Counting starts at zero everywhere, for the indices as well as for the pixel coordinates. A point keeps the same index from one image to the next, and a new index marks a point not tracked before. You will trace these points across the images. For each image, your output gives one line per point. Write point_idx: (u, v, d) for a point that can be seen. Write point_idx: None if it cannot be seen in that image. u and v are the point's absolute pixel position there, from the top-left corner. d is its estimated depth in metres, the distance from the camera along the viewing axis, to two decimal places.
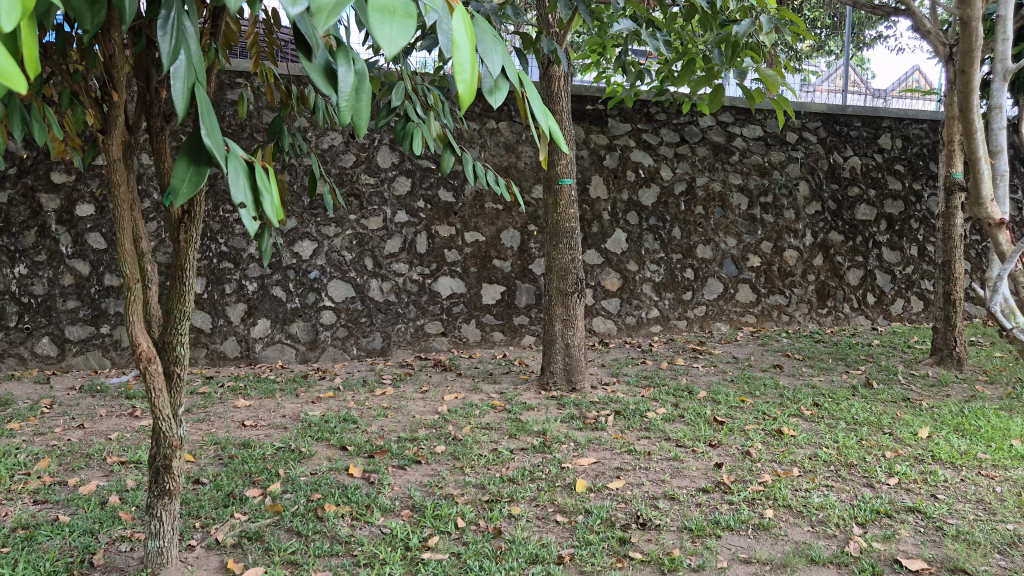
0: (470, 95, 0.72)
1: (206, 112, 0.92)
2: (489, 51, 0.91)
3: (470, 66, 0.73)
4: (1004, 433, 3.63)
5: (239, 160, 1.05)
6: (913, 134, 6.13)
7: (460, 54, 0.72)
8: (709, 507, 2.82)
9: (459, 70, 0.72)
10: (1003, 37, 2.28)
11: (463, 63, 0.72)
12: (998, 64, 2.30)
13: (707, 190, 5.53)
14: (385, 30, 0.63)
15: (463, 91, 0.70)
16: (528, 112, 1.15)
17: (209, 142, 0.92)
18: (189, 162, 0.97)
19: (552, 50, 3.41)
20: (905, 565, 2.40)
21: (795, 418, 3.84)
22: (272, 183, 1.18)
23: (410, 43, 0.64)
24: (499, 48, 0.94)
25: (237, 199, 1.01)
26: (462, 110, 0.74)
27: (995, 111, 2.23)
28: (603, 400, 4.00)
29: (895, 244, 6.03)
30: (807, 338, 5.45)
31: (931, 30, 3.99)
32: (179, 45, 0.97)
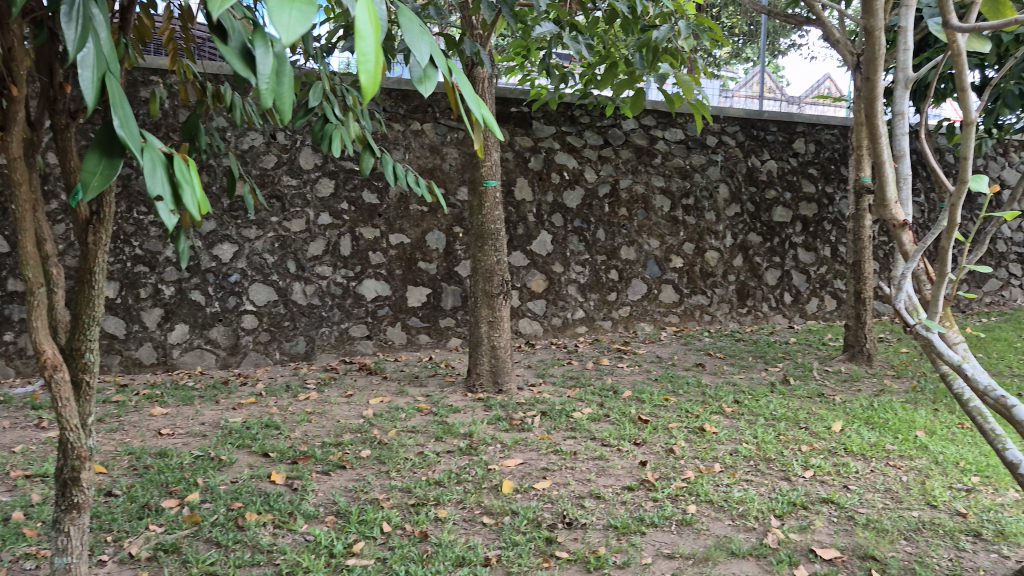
0: (374, 87, 0.72)
1: (118, 102, 0.89)
2: (415, 41, 0.90)
3: (374, 56, 0.73)
4: (910, 425, 3.81)
5: (156, 152, 1.02)
6: (826, 139, 6.34)
7: (363, 44, 0.71)
8: (634, 505, 2.87)
9: (362, 61, 0.71)
10: (904, 47, 2.38)
11: (366, 54, 0.71)
12: (900, 72, 2.40)
13: (631, 192, 5.61)
14: (283, 17, 0.63)
15: (365, 81, 0.70)
16: (459, 103, 1.15)
17: (123, 134, 0.89)
18: (102, 154, 0.93)
19: (476, 51, 3.39)
20: (819, 555, 2.49)
21: (716, 416, 3.94)
22: (191, 175, 1.15)
23: (309, 31, 0.64)
24: (427, 38, 0.93)
25: (156, 192, 0.98)
26: (369, 98, 0.74)
27: (898, 117, 2.35)
28: (529, 401, 4.02)
29: (810, 245, 6.24)
30: (727, 337, 5.60)
31: (840, 39, 4.15)
32: (86, 33, 0.93)
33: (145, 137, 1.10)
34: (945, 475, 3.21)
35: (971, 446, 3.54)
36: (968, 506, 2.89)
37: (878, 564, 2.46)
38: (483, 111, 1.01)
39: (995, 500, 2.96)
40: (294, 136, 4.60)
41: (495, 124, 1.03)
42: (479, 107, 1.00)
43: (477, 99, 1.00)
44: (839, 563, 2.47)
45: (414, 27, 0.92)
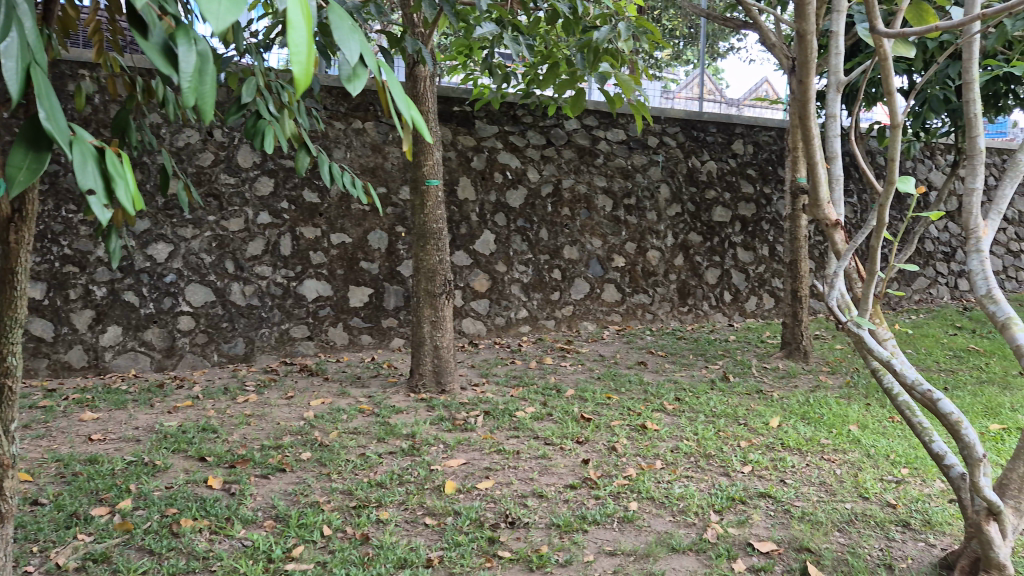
0: (307, 79, 0.70)
1: (44, 93, 0.85)
2: (346, 38, 0.88)
3: (305, 48, 0.71)
4: (844, 420, 3.91)
5: (86, 145, 0.98)
6: (763, 140, 6.47)
7: (295, 34, 0.69)
8: (576, 503, 2.88)
9: (294, 52, 0.69)
10: (836, 51, 2.44)
11: (299, 46, 0.69)
12: (832, 75, 2.47)
13: (573, 192, 5.65)
14: (211, 6, 0.61)
15: (297, 73, 0.68)
16: (388, 105, 1.13)
17: (50, 126, 0.85)
18: (28, 148, 0.89)
19: (417, 50, 3.36)
20: (757, 548, 2.54)
21: (658, 413, 3.98)
22: (124, 170, 1.10)
23: (237, 20, 0.62)
24: (356, 36, 0.91)
25: (86, 186, 0.93)
26: (301, 93, 0.72)
27: (830, 120, 2.42)
28: (472, 401, 4.00)
29: (748, 245, 6.36)
30: (669, 335, 5.67)
31: (776, 43, 4.24)
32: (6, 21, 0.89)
33: (73, 131, 1.05)
34: (876, 467, 3.30)
35: (901, 439, 3.65)
36: (898, 497, 2.98)
37: (814, 556, 2.52)
38: (412, 112, 1.00)
39: (923, 491, 3.06)
40: (232, 133, 4.51)
41: (424, 127, 1.02)
42: (408, 108, 0.99)
43: (406, 100, 0.98)
44: (775, 556, 2.52)
45: (345, 23, 0.90)
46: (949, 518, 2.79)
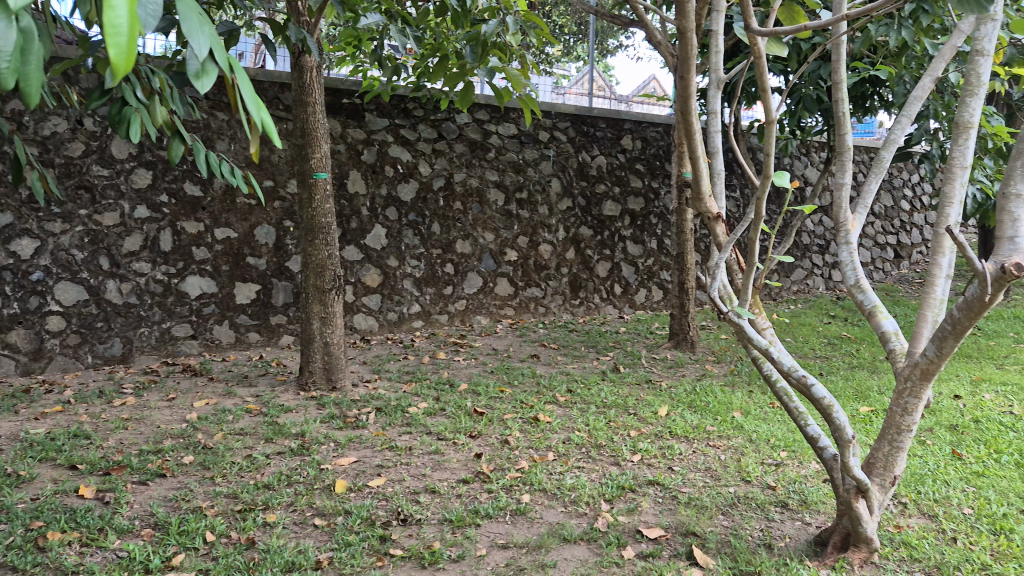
0: (128, 63, 0.65)
1: None
2: (195, 32, 0.83)
3: (128, 26, 0.65)
4: (728, 407, 4.05)
5: None
6: (651, 136, 6.62)
7: (114, 13, 0.63)
8: (469, 498, 2.86)
9: (114, 34, 0.63)
10: (716, 49, 2.51)
11: (119, 27, 0.64)
12: (713, 74, 2.55)
13: (465, 185, 5.62)
14: None
15: (115, 56, 0.62)
16: (237, 103, 1.08)
17: None
18: None
19: (302, 39, 3.25)
20: (645, 535, 2.60)
21: (550, 405, 4.01)
22: None
23: None
24: (206, 29, 0.86)
25: None
26: (121, 79, 0.66)
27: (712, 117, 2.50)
28: (364, 398, 3.92)
29: (637, 238, 6.50)
30: (561, 328, 5.73)
31: (660, 42, 4.30)
32: None
33: None
34: (757, 452, 3.43)
35: (780, 424, 3.81)
36: (777, 480, 3.10)
37: (699, 539, 2.59)
38: (261, 114, 0.95)
39: (800, 472, 3.20)
40: (104, 123, 4.26)
41: (275, 131, 0.97)
42: (258, 110, 0.94)
43: (256, 100, 0.93)
44: (662, 541, 2.58)
45: (194, 16, 0.84)
46: (823, 497, 2.93)
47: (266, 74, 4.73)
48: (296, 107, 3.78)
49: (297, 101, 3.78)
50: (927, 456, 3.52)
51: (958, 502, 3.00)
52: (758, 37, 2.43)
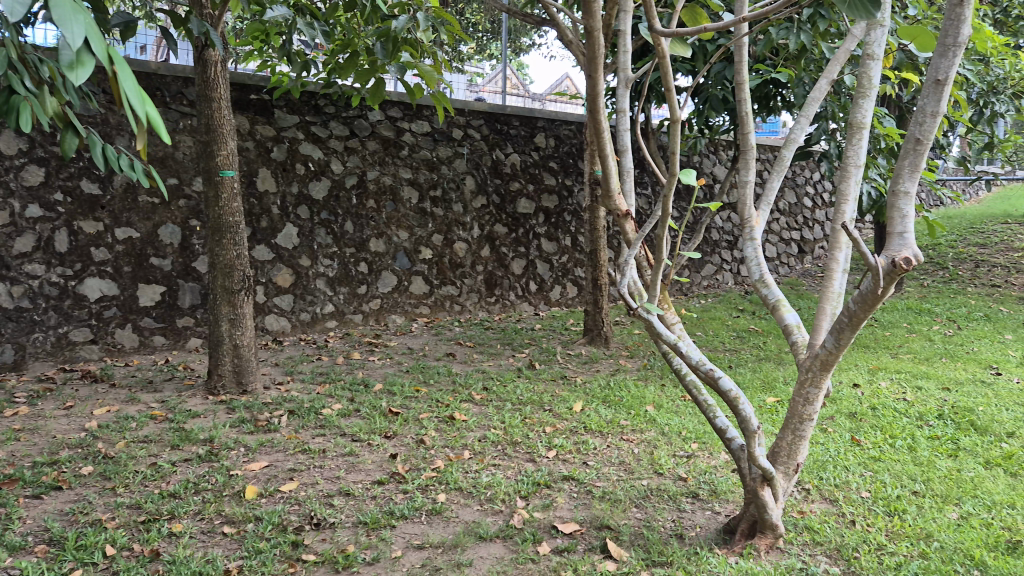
0: None
1: None
2: (68, 19, 0.78)
3: None
4: (641, 401, 4.12)
5: None
6: (564, 134, 6.68)
7: None
8: (384, 499, 2.83)
9: None
10: (624, 49, 2.55)
11: None
12: (622, 72, 2.59)
13: (378, 183, 5.55)
14: None
15: None
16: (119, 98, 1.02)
17: None
18: None
19: (205, 32, 3.13)
20: (561, 530, 2.62)
21: (466, 404, 4.00)
22: None
23: None
24: (81, 17, 0.81)
25: None
26: None
27: (621, 114, 2.55)
28: (276, 400, 3.82)
29: (551, 235, 6.56)
30: (477, 325, 5.72)
31: (573, 41, 4.29)
32: None
33: None
34: (669, 444, 3.51)
35: (690, 417, 3.90)
36: (688, 471, 3.18)
37: (613, 532, 2.63)
38: (147, 108, 0.90)
39: (710, 463, 3.29)
40: None
41: (161, 125, 0.92)
42: (143, 103, 0.89)
43: (140, 93, 0.89)
44: (577, 536, 2.60)
45: (66, 4, 0.80)
46: (732, 486, 3.02)
47: (170, 68, 4.56)
48: (201, 102, 3.65)
49: (201, 96, 3.65)
50: (828, 443, 3.66)
51: (857, 486, 3.13)
52: (662, 37, 2.48)
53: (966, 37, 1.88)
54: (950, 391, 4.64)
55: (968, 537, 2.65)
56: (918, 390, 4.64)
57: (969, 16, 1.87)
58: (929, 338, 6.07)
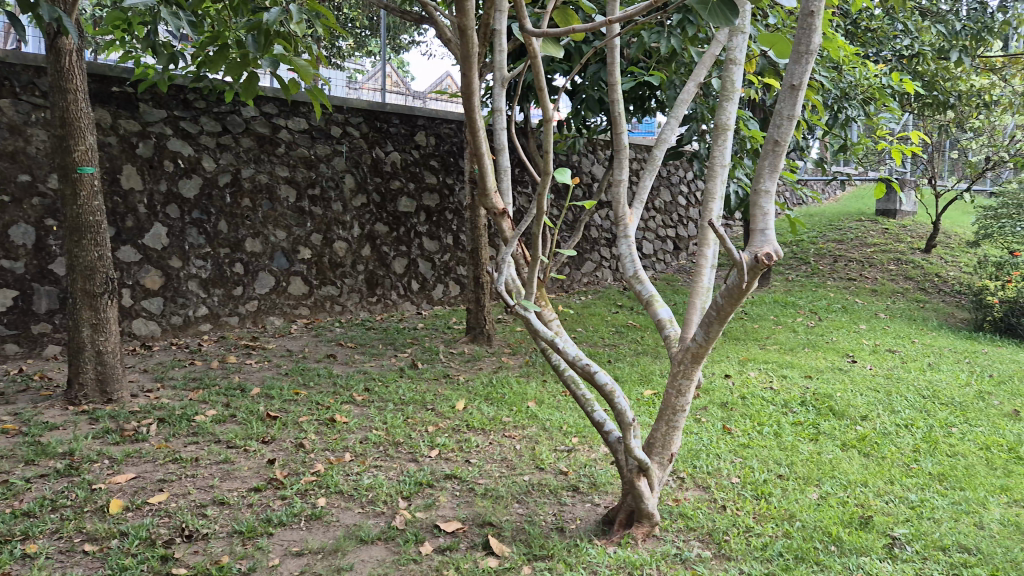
0: None
1: None
2: None
3: None
4: (523, 397, 4.17)
5: None
6: (444, 133, 6.67)
7: None
8: (261, 506, 2.74)
9: None
10: (499, 49, 2.56)
11: None
12: (498, 71, 2.60)
13: (253, 182, 5.38)
14: None
15: None
16: None
17: None
18: None
19: (57, 18, 2.93)
20: (443, 528, 2.61)
21: (347, 405, 3.93)
22: None
23: None
24: None
25: None
26: None
27: (497, 112, 2.56)
28: (144, 408, 3.64)
29: (433, 234, 6.53)
30: (359, 326, 5.62)
31: (451, 39, 4.29)
32: None
33: None
34: (550, 439, 3.57)
35: (571, 412, 3.98)
36: (568, 465, 3.24)
37: (495, 529, 2.65)
38: None
39: (590, 457, 3.37)
40: None
41: None
42: None
43: None
44: (460, 534, 2.61)
45: None
46: (610, 478, 3.10)
47: (19, 57, 4.25)
48: (54, 93, 3.42)
49: (55, 87, 3.42)
50: (701, 432, 3.81)
51: (727, 472, 3.28)
52: (533, 37, 2.51)
53: (817, 45, 1.99)
54: (812, 378, 4.93)
55: (827, 515, 2.82)
56: (783, 379, 4.90)
57: (819, 26, 1.98)
58: (793, 329, 6.42)
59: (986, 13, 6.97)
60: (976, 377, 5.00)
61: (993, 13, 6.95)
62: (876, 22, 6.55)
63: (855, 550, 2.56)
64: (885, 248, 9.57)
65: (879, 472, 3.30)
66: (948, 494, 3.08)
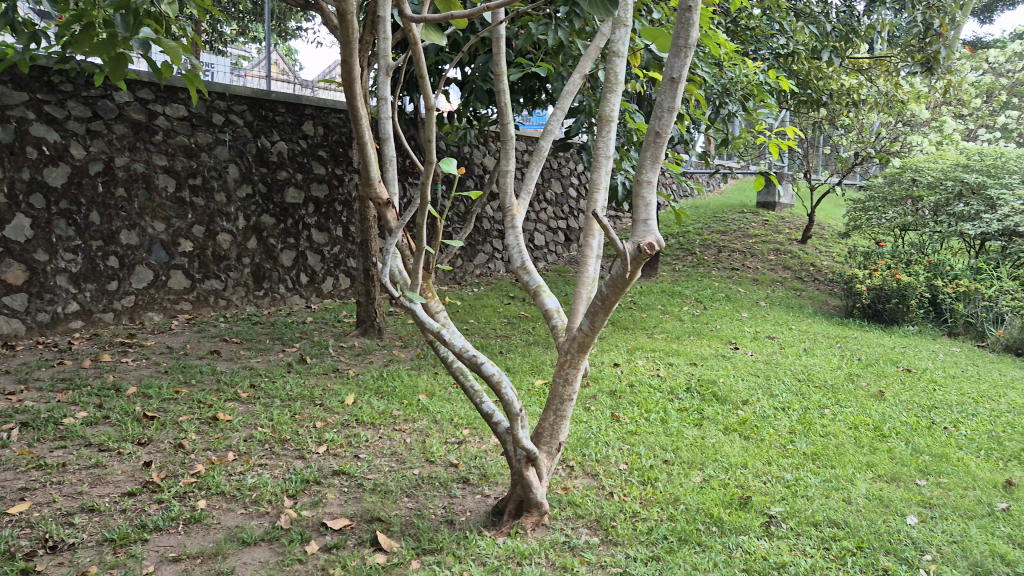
0: None
1: None
2: None
3: None
4: (414, 390, 4.12)
5: None
6: (333, 122, 6.51)
7: None
8: (135, 511, 2.60)
9: None
10: (382, 37, 2.49)
11: None
12: (382, 59, 2.53)
13: (128, 170, 5.10)
14: None
15: None
16: None
17: None
18: None
19: None
20: (330, 526, 2.54)
21: (231, 403, 3.77)
22: None
23: None
24: None
25: None
26: None
27: (382, 101, 2.50)
28: (6, 412, 3.39)
29: (322, 226, 6.36)
30: (245, 321, 5.41)
31: (335, 25, 4.15)
32: None
33: None
34: (441, 432, 3.53)
35: (462, 404, 3.96)
36: (459, 457, 3.22)
37: (384, 524, 2.59)
38: None
39: (480, 448, 3.36)
40: None
41: None
42: None
43: None
44: (348, 531, 2.54)
45: None
46: (500, 469, 3.10)
47: None
48: None
49: None
50: (590, 421, 3.85)
51: (615, 459, 3.32)
52: (413, 23, 2.46)
53: (696, 39, 2.03)
54: (697, 365, 5.07)
55: (708, 497, 2.90)
56: (670, 366, 5.02)
57: (696, 22, 2.02)
58: (679, 318, 6.60)
59: (853, 15, 7.33)
60: (846, 360, 5.27)
61: (859, 16, 7.31)
62: (755, 21, 6.79)
63: (735, 529, 2.64)
64: (765, 239, 9.97)
65: (758, 454, 3.42)
66: (820, 472, 3.22)
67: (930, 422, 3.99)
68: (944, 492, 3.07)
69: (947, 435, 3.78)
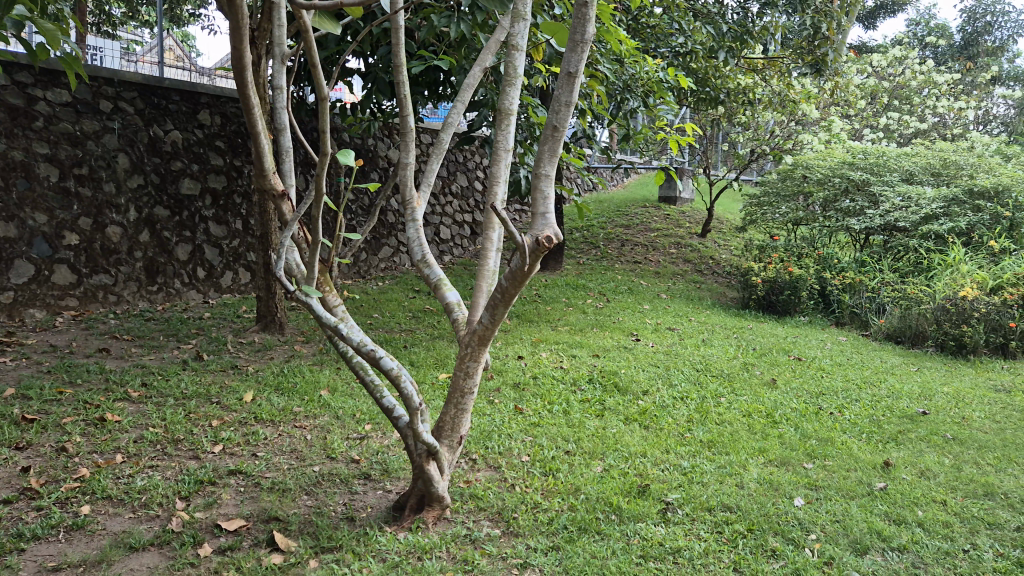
0: None
1: None
2: None
3: None
4: (315, 386, 4.03)
5: None
6: (230, 112, 6.29)
7: None
8: (12, 520, 2.45)
9: None
10: (276, 24, 2.42)
11: None
12: (278, 47, 2.46)
13: (5, 158, 4.80)
14: None
15: None
16: None
17: None
18: None
19: None
20: (224, 528, 2.45)
21: (119, 403, 3.60)
22: None
23: None
24: None
25: None
26: None
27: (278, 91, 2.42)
28: None
29: (220, 219, 6.13)
30: (137, 317, 5.17)
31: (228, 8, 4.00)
32: None
33: None
34: (342, 428, 3.46)
35: (364, 400, 3.89)
36: (360, 453, 3.17)
37: (281, 524, 2.52)
38: None
39: (382, 443, 3.32)
40: None
41: None
42: None
43: None
44: (243, 532, 2.46)
45: None
46: (402, 464, 3.06)
47: None
48: None
49: None
50: (493, 413, 3.85)
51: (518, 452, 3.33)
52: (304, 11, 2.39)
53: (591, 35, 2.04)
54: (599, 356, 5.15)
55: (608, 486, 2.94)
56: (573, 358, 5.08)
57: (591, 17, 2.03)
58: (583, 310, 6.68)
59: (748, 17, 7.55)
60: (742, 350, 5.45)
61: (753, 18, 7.54)
62: (655, 19, 6.92)
63: (633, 517, 2.69)
64: (667, 232, 10.21)
65: (656, 443, 3.49)
66: (715, 459, 3.31)
67: (817, 408, 4.16)
68: (828, 474, 3.21)
69: (833, 420, 3.96)
